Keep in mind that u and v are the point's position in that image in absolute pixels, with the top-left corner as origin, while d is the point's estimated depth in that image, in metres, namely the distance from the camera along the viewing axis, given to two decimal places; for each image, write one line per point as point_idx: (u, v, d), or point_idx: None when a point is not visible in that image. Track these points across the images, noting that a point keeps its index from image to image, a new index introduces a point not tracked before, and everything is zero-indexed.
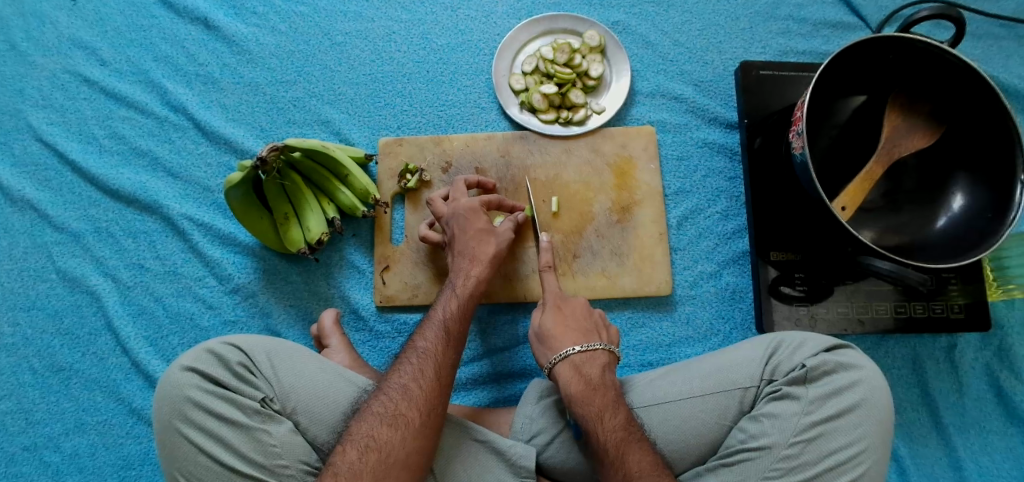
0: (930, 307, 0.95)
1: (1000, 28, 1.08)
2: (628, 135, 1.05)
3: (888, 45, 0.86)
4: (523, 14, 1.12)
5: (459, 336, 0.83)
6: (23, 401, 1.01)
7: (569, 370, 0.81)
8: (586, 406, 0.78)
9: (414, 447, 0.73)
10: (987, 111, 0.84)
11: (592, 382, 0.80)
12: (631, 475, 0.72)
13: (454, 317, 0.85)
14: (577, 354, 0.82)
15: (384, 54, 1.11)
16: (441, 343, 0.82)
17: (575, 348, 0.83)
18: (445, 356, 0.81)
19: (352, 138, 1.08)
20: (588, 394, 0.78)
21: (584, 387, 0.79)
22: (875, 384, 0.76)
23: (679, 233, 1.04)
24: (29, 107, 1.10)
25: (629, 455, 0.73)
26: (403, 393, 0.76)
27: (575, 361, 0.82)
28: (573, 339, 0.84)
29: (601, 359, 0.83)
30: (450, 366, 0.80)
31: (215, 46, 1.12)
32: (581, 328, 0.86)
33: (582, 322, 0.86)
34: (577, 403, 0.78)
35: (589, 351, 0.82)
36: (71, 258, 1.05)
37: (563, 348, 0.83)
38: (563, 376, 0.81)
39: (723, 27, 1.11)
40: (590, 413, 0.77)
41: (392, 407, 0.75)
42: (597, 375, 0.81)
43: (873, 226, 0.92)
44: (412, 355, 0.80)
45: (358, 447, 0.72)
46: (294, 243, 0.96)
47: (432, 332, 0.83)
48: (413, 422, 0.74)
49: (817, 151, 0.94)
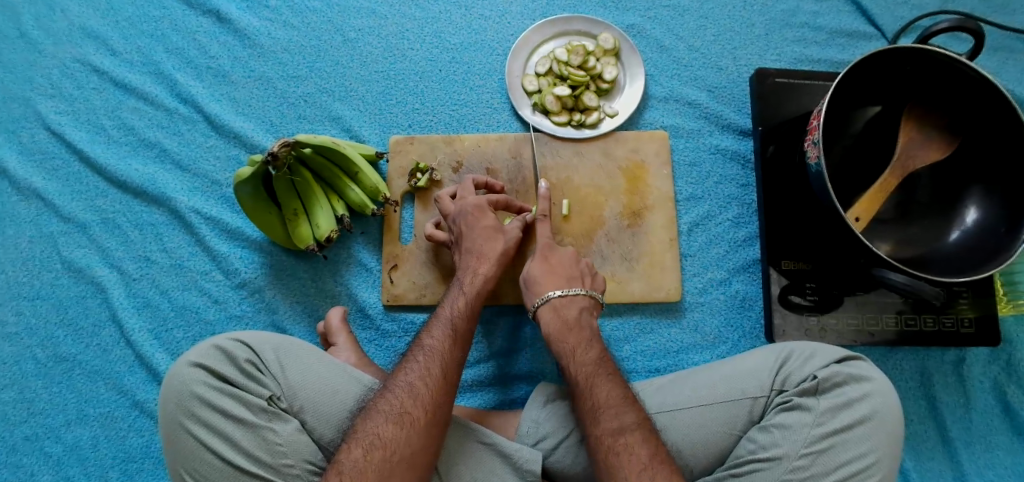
0: (941, 321, 0.94)
1: (1016, 41, 1.07)
2: (641, 139, 1.05)
3: (906, 56, 0.85)
4: (538, 14, 1.12)
5: (464, 334, 0.83)
6: (25, 391, 1.00)
7: (549, 312, 0.86)
8: (561, 344, 0.83)
9: (419, 445, 0.73)
10: (1003, 125, 0.84)
11: (569, 322, 0.85)
12: (600, 403, 0.75)
13: (462, 314, 0.84)
14: (557, 297, 0.87)
15: (396, 51, 1.11)
16: (448, 341, 0.81)
17: (558, 291, 0.87)
18: (452, 355, 0.80)
19: (362, 135, 1.07)
20: (564, 331, 0.84)
21: (560, 326, 0.85)
22: (886, 396, 0.75)
23: (690, 239, 1.03)
24: (38, 95, 1.09)
25: (597, 386, 0.77)
26: (409, 391, 0.76)
27: (555, 303, 0.87)
28: (556, 285, 0.88)
29: (580, 302, 0.87)
30: (456, 365, 0.80)
31: (227, 39, 1.11)
32: (566, 275, 0.89)
33: (568, 270, 0.90)
34: (554, 341, 0.84)
35: (569, 295, 0.87)
36: (77, 248, 1.04)
37: (547, 292, 0.88)
38: (544, 317, 0.86)
39: (738, 33, 1.11)
40: (564, 349, 0.82)
41: (398, 405, 0.74)
42: (575, 316, 0.86)
43: (887, 237, 0.92)
44: (419, 353, 0.80)
45: (364, 445, 0.71)
46: (303, 240, 0.96)
47: (439, 330, 0.82)
48: (419, 421, 0.74)
49: (832, 161, 0.93)
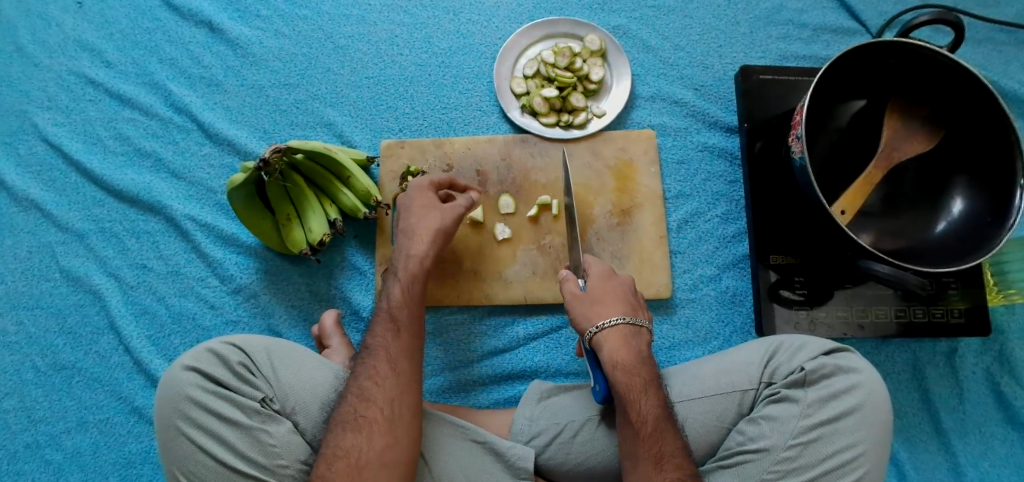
0: (931, 312, 0.95)
1: (1000, 33, 1.08)
2: (628, 138, 1.06)
3: (888, 49, 0.86)
4: (525, 18, 1.13)
5: (408, 321, 0.83)
6: (25, 399, 1.02)
7: (617, 339, 0.79)
8: (630, 377, 0.76)
9: (383, 444, 0.73)
10: (987, 116, 0.84)
11: (637, 355, 0.78)
12: (665, 451, 0.72)
13: (400, 303, 0.85)
14: (624, 325, 0.80)
15: (387, 57, 1.12)
16: (391, 334, 0.82)
17: (621, 318, 0.80)
18: (399, 347, 0.81)
19: (354, 140, 1.09)
20: (635, 365, 0.77)
21: (630, 358, 0.78)
22: (874, 387, 0.76)
23: (679, 236, 1.04)
24: (35, 108, 1.11)
25: (664, 435, 0.73)
26: (360, 395, 0.76)
27: (623, 331, 0.79)
28: (620, 311, 0.81)
29: (645, 336, 0.81)
30: (406, 357, 0.80)
31: (219, 49, 1.13)
32: (627, 302, 0.83)
33: (627, 297, 0.84)
34: (621, 370, 0.76)
35: (635, 325, 0.81)
36: (74, 258, 1.06)
37: (610, 317, 0.80)
38: (610, 343, 0.78)
39: (724, 32, 1.12)
40: (632, 384, 0.76)
41: (353, 410, 0.75)
42: (643, 350, 0.80)
43: (873, 228, 0.92)
44: (365, 355, 0.80)
45: (326, 458, 0.71)
46: (297, 244, 0.96)
47: (381, 326, 0.83)
48: (376, 421, 0.74)
49: (817, 156, 0.94)
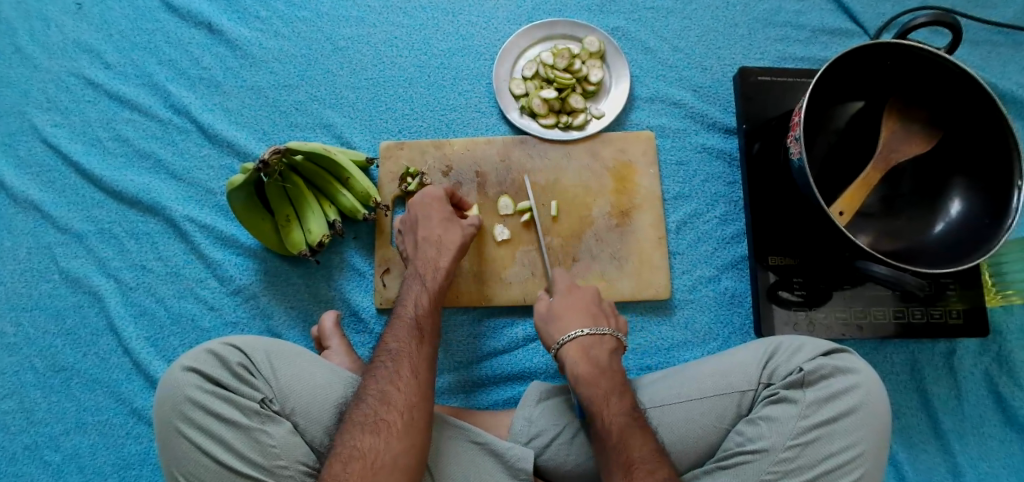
0: (929, 312, 0.95)
1: (998, 35, 1.08)
2: (627, 140, 1.06)
3: (886, 51, 0.87)
4: (524, 20, 1.13)
5: (430, 329, 0.85)
6: (24, 401, 1.01)
7: (576, 352, 0.80)
8: (592, 389, 0.77)
9: (400, 448, 0.73)
10: (986, 117, 0.85)
11: (601, 365, 0.79)
12: (633, 459, 0.71)
13: (425, 311, 0.86)
14: (584, 336, 0.81)
15: (386, 58, 1.12)
16: (413, 340, 0.83)
17: (582, 330, 0.82)
18: (421, 353, 0.82)
19: (353, 142, 1.09)
20: (596, 376, 0.78)
21: (591, 370, 0.78)
22: (873, 388, 0.76)
23: (679, 237, 1.04)
24: (34, 109, 1.11)
25: (631, 439, 0.72)
26: (381, 399, 0.76)
27: (582, 342, 0.81)
28: (580, 323, 0.83)
29: (608, 343, 0.81)
30: (427, 364, 0.81)
31: (219, 50, 1.13)
32: (590, 312, 0.85)
33: (590, 307, 0.86)
34: (583, 385, 0.77)
35: (596, 335, 0.81)
36: (73, 259, 1.06)
37: (570, 331, 0.82)
38: (570, 357, 0.80)
39: (722, 33, 1.12)
40: (596, 396, 0.76)
41: (372, 413, 0.75)
42: (606, 359, 0.80)
43: (871, 230, 0.93)
44: (387, 357, 0.80)
45: (342, 458, 0.71)
46: (296, 246, 0.96)
47: (404, 330, 0.83)
48: (395, 425, 0.74)
49: (815, 158, 0.95)
